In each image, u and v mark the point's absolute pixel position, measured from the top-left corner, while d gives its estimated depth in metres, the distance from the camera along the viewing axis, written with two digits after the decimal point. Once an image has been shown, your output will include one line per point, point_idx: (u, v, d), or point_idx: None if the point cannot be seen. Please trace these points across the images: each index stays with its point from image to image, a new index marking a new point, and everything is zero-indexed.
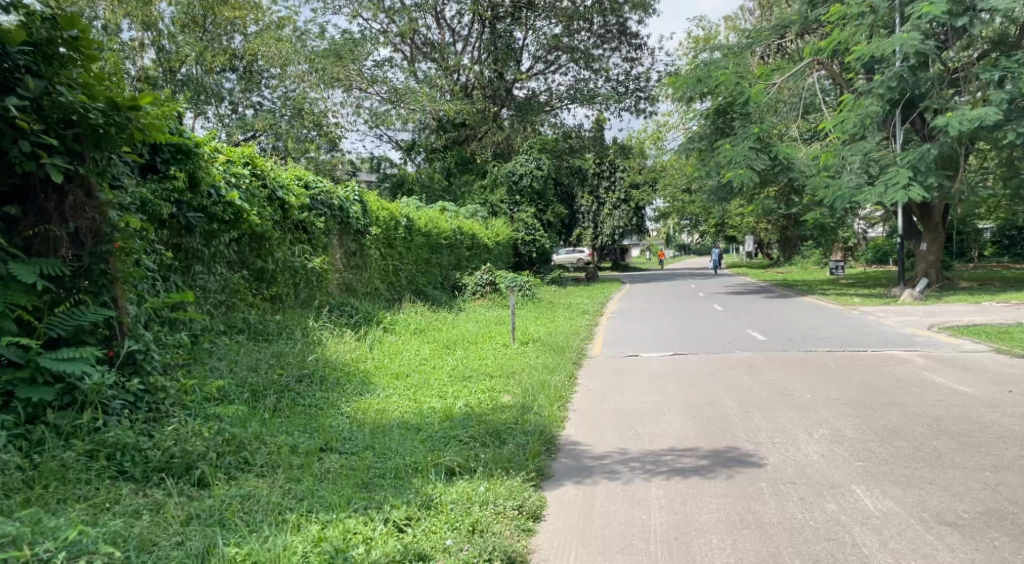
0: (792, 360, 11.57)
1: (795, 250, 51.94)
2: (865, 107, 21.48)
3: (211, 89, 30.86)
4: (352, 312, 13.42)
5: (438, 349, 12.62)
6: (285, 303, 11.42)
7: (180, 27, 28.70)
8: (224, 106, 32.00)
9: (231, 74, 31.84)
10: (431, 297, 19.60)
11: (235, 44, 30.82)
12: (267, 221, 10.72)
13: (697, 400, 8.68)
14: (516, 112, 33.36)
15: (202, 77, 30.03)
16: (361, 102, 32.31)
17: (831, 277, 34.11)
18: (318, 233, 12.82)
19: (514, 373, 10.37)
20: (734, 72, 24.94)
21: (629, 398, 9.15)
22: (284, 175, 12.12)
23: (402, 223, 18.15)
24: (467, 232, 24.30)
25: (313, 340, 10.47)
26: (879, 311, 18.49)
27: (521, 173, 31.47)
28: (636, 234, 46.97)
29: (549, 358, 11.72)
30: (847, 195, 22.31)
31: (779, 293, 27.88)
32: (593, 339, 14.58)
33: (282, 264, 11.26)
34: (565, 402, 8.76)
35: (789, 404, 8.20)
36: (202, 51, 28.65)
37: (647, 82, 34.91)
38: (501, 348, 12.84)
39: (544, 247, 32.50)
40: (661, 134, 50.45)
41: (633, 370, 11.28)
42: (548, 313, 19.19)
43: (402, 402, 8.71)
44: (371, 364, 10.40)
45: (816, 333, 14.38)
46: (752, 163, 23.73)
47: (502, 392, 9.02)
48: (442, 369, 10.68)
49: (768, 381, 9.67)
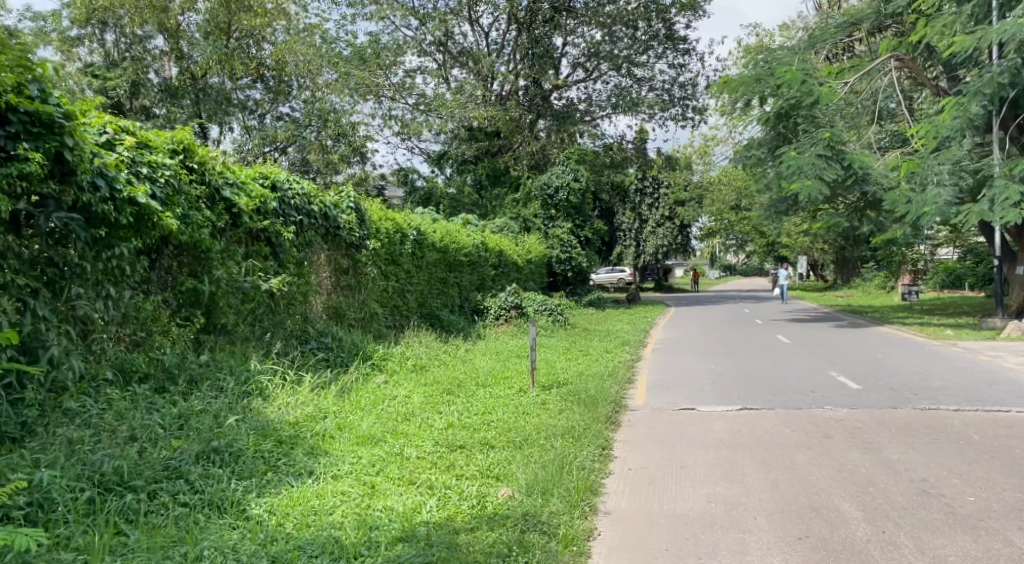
0: (907, 426, 8.54)
1: (853, 272, 48.23)
2: (964, 110, 18.20)
3: (235, 97, 28.39)
4: (330, 347, 10.68)
5: (434, 396, 9.79)
6: (230, 336, 8.66)
7: (207, 34, 26.13)
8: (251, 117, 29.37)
9: (259, 83, 29.13)
10: (445, 322, 16.76)
11: (263, 53, 28.02)
12: (198, 227, 7.93)
13: (794, 508, 5.74)
14: (552, 122, 30.13)
15: (225, 85, 27.53)
16: (390, 112, 29.81)
17: (903, 302, 30.59)
18: (289, 246, 10.04)
19: (526, 439, 7.46)
20: (801, 69, 21.53)
21: (689, 491, 6.23)
22: (239, 170, 9.31)
23: (411, 236, 15.34)
24: (493, 248, 21.48)
25: (254, 392, 7.75)
26: (984, 351, 15.25)
27: (558, 185, 28.37)
28: (681, 254, 43.73)
29: (580, 413, 8.83)
30: (937, 212, 18.70)
31: (846, 320, 24.64)
32: (636, 382, 11.61)
33: (227, 284, 8.49)
34: (594, 501, 5.90)
35: (951, 537, 5.21)
36: (226, 60, 26.09)
37: (695, 90, 31.88)
38: (515, 395, 9.95)
39: (580, 266, 29.60)
40: (709, 148, 47.38)
41: (691, 433, 8.33)
42: (583, 343, 16.34)
43: (351, 496, 5.87)
44: (331, 425, 7.68)
45: (921, 382, 11.30)
46: (822, 173, 20.18)
47: (504, 481, 6.14)
48: (432, 432, 7.85)
49: (895, 470, 6.66)
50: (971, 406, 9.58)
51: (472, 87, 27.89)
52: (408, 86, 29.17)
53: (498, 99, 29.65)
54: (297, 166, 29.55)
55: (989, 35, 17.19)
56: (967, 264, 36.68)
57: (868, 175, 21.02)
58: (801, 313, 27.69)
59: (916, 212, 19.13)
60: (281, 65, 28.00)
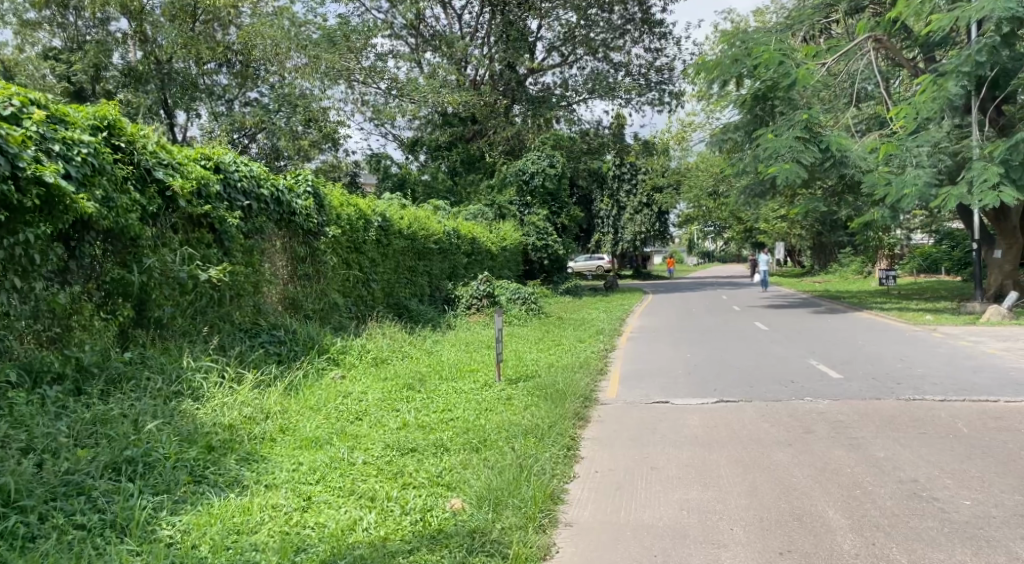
0: (892, 418, 7.99)
1: (831, 258, 48.08)
2: (945, 90, 17.69)
3: (201, 82, 27.31)
4: (282, 340, 10.01)
5: (391, 392, 9.17)
6: (166, 331, 7.99)
7: (171, 17, 25.07)
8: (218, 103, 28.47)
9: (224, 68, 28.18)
10: (413, 313, 16.13)
11: (230, 38, 26.97)
12: (123, 213, 7.25)
13: (771, 519, 5.20)
14: (528, 107, 29.72)
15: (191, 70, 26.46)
16: (363, 98, 28.98)
17: (881, 288, 30.27)
18: (235, 232, 9.35)
19: (484, 439, 6.84)
20: (777, 49, 20.73)
21: (658, 497, 5.68)
22: (176, 150, 8.61)
23: (375, 223, 14.64)
24: (465, 235, 20.82)
25: (186, 392, 7.08)
26: (966, 336, 14.85)
27: (533, 171, 27.74)
28: (659, 241, 43.29)
29: (545, 409, 8.21)
30: (917, 194, 18.23)
31: (826, 306, 24.18)
32: (608, 374, 11.05)
33: (159, 274, 7.82)
34: (553, 512, 5.32)
35: (948, 551, 4.69)
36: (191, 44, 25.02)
37: (672, 74, 31.31)
38: (479, 390, 9.34)
39: (557, 253, 28.81)
40: (686, 134, 46.99)
41: (663, 429, 7.77)
42: (556, 333, 15.76)
43: (284, 509, 5.26)
44: (271, 427, 7.04)
45: (902, 369, 10.83)
46: (800, 156, 19.56)
47: (454, 490, 5.54)
48: (384, 433, 7.24)
49: (882, 469, 6.09)
50: (957, 395, 9.09)
51: (445, 70, 27.20)
52: (379, 70, 28.21)
53: (473, 84, 28.97)
54: (266, 154, 28.53)
55: (969, 12, 16.63)
56: (943, 248, 36.51)
57: (846, 158, 20.29)
58: (780, 300, 27.22)
59: (896, 195, 18.58)
60: (248, 48, 26.89)
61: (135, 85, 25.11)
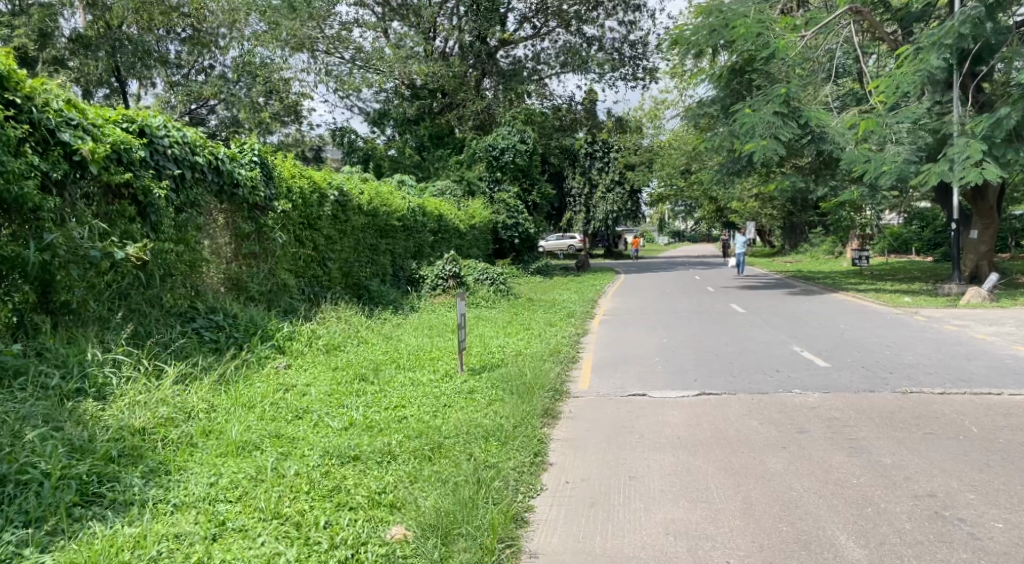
0: (891, 413, 7.09)
1: (802, 238, 47.67)
2: (927, 61, 16.59)
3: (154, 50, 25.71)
4: (219, 325, 8.98)
5: (338, 384, 8.17)
6: (76, 317, 7.09)
7: None
8: (173, 73, 26.88)
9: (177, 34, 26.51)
10: (374, 293, 15.16)
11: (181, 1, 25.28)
12: (15, 179, 6.36)
13: (771, 546, 4.38)
14: (499, 80, 28.75)
15: (142, 36, 24.70)
16: (328, 69, 27.56)
17: (854, 268, 29.80)
18: (162, 204, 8.33)
19: (438, 446, 5.90)
20: (756, 19, 19.47)
21: (641, 517, 4.81)
22: (91, 110, 7.63)
23: (331, 197, 13.56)
24: (431, 213, 19.78)
25: (90, 391, 6.12)
26: (952, 320, 14.13)
27: (504, 147, 26.57)
28: (631, 220, 42.46)
29: (508, 406, 7.30)
30: (897, 171, 17.32)
31: (801, 287, 23.51)
32: (580, 362, 10.16)
33: (65, 251, 6.87)
34: (514, 542, 4.46)
35: None
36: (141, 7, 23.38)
37: (646, 49, 30.33)
38: (438, 383, 8.39)
39: (528, 232, 27.85)
40: (660, 112, 46.14)
41: (641, 427, 6.89)
42: (525, 315, 14.85)
43: (188, 543, 4.33)
44: (191, 429, 6.06)
45: (893, 356, 10.06)
46: (779, 132, 18.44)
47: (397, 513, 4.67)
48: (323, 436, 6.25)
49: (893, 480, 5.23)
50: (959, 386, 8.29)
51: (412, 39, 25.98)
52: (344, 39, 26.69)
53: (442, 56, 27.87)
54: (224, 125, 27.04)
55: None
56: (913, 228, 36.09)
57: (825, 134, 19.16)
58: (755, 280, 26.54)
59: (874, 172, 17.64)
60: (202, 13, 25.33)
61: (82, 51, 23.40)
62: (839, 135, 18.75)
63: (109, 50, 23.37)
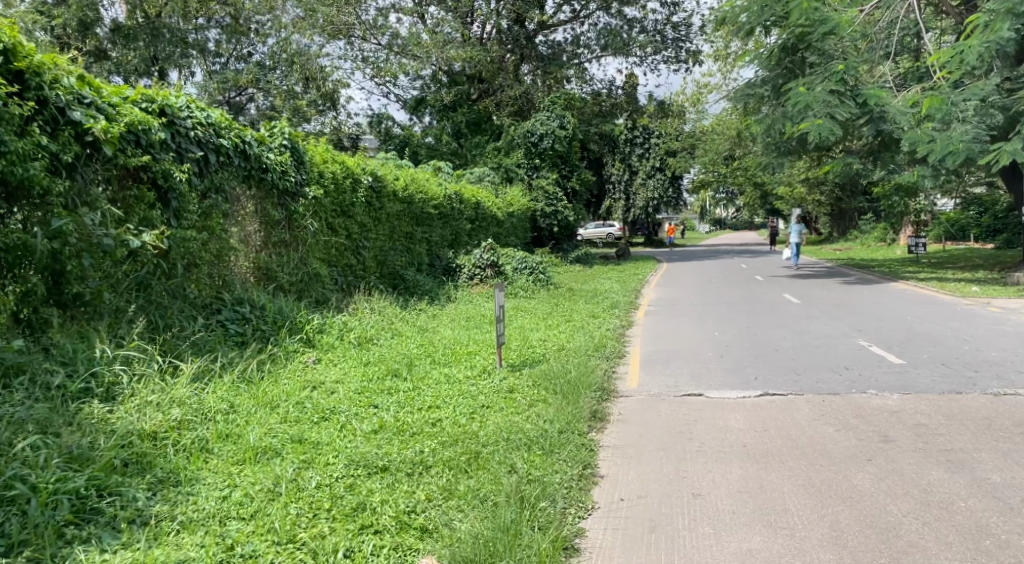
0: (987, 419, 6.31)
1: (851, 224, 46.11)
2: (997, 32, 15.27)
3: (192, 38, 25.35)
4: (246, 318, 8.48)
5: (370, 382, 7.59)
6: (87, 310, 6.60)
7: None
8: (213, 61, 26.63)
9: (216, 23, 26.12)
10: (409, 283, 14.62)
11: None
12: (18, 160, 5.88)
13: None
14: (537, 65, 27.97)
15: (180, 25, 24.36)
16: (365, 55, 27.06)
17: (909, 256, 28.56)
18: (184, 189, 7.83)
19: (475, 457, 5.26)
20: None
21: (708, 546, 4.18)
22: (106, 88, 7.14)
23: (365, 183, 12.99)
24: (468, 200, 19.18)
25: (96, 393, 5.63)
26: None
27: (543, 132, 25.83)
28: (673, 208, 41.45)
29: (552, 408, 6.66)
30: (965, 151, 16.16)
31: (854, 275, 22.50)
32: (628, 358, 9.47)
33: (76, 239, 6.39)
34: None
35: None
36: None
37: (689, 30, 29.28)
38: (476, 381, 7.76)
39: (567, 220, 26.97)
40: (702, 96, 44.94)
41: (700, 433, 6.21)
42: (567, 306, 14.18)
43: None
44: (205, 433, 5.52)
45: (973, 353, 9.21)
46: (835, 111, 17.35)
47: (428, 541, 4.13)
48: (350, 442, 5.67)
49: (1010, 505, 4.50)
50: None
51: (449, 24, 25.31)
52: (380, 25, 26.05)
53: (479, 41, 27.13)
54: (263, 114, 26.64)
55: None
56: (972, 214, 34.50)
57: (884, 113, 18.01)
58: (805, 269, 25.50)
59: (939, 152, 16.49)
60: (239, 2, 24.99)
61: (121, 41, 23.12)
62: (900, 114, 17.65)
63: (148, 39, 23.07)
